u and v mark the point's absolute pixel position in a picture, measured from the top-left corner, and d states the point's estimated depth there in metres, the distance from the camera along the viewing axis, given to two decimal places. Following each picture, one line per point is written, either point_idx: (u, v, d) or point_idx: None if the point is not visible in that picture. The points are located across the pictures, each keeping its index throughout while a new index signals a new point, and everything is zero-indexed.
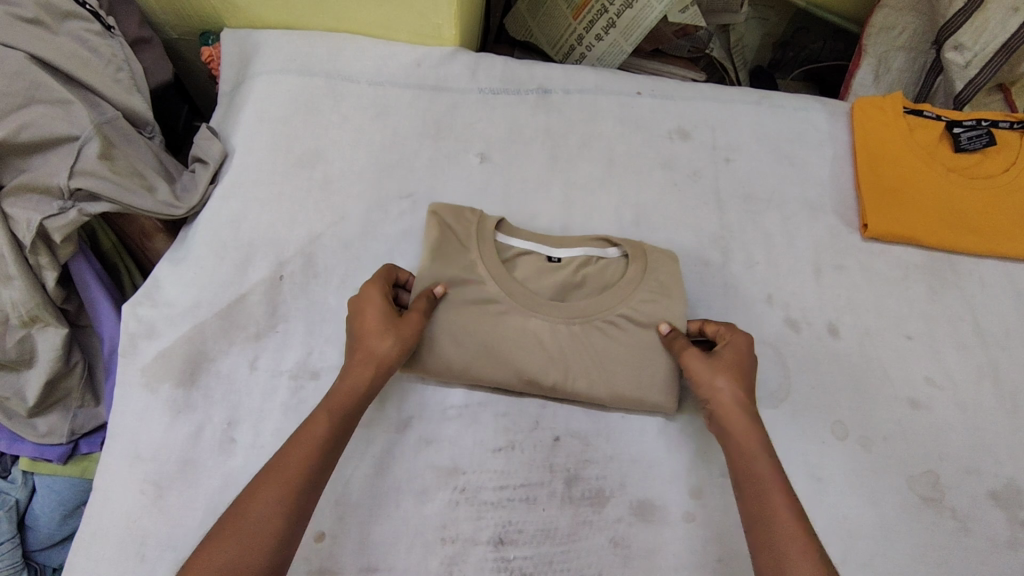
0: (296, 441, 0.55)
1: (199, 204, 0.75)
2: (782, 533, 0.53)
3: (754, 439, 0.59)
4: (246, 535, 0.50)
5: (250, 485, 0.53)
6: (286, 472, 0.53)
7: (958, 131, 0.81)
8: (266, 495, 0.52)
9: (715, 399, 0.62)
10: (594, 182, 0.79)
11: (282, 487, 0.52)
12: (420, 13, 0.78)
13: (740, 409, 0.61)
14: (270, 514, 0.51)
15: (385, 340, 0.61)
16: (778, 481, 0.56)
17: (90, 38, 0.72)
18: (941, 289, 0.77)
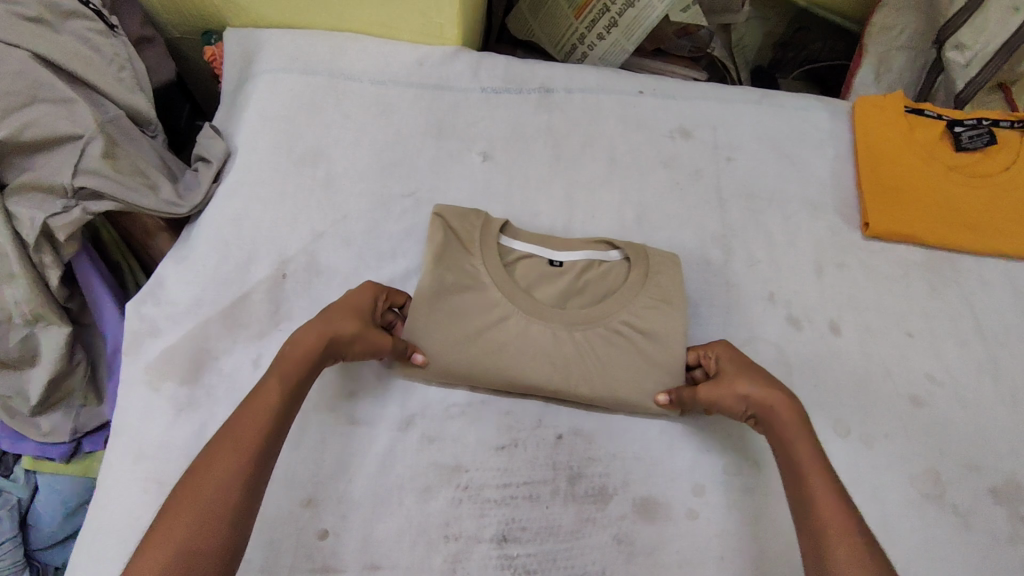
0: (249, 406, 0.55)
1: (202, 203, 0.74)
2: (829, 529, 0.52)
3: (793, 436, 0.58)
4: (201, 501, 0.49)
5: (202, 455, 0.53)
6: (242, 440, 0.53)
7: (958, 130, 0.81)
8: (221, 464, 0.51)
9: (752, 404, 0.61)
10: (596, 181, 0.79)
11: (237, 454, 0.52)
12: (422, 12, 0.78)
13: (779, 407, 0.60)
14: (230, 481, 0.51)
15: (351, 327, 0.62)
16: (823, 477, 0.55)
17: (93, 37, 0.73)
18: (943, 287, 0.77)
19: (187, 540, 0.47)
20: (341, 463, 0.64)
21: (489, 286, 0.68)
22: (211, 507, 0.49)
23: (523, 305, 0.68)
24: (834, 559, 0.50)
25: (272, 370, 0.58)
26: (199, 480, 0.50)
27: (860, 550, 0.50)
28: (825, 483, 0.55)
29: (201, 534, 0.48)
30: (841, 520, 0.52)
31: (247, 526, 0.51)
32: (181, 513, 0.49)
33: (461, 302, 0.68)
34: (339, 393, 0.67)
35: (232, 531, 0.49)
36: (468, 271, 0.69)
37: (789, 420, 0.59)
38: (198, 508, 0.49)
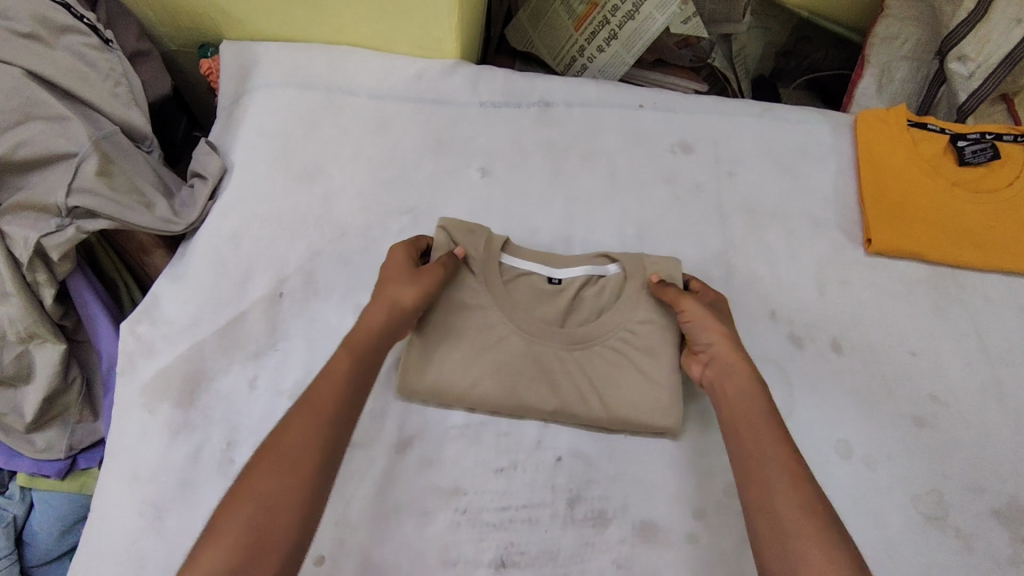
0: (299, 409, 0.55)
1: (198, 220, 0.74)
2: (777, 468, 0.54)
3: (743, 383, 0.61)
4: (257, 508, 0.49)
5: (253, 461, 0.52)
6: (297, 443, 0.52)
7: (962, 143, 0.80)
8: (271, 468, 0.51)
9: (715, 347, 0.64)
10: (596, 196, 0.78)
11: (289, 458, 0.51)
12: (421, 26, 0.77)
13: (734, 357, 0.63)
14: (305, 442, 0.52)
15: (406, 288, 0.63)
16: (771, 420, 0.58)
17: (86, 52, 0.72)
18: (946, 305, 0.77)
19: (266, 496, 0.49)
20: (337, 486, 0.63)
21: (487, 302, 0.68)
22: (269, 515, 0.49)
23: (523, 322, 0.67)
24: (781, 495, 0.53)
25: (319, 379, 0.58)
26: (256, 484, 0.50)
27: (808, 491, 0.53)
28: (774, 429, 0.57)
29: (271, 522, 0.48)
30: (788, 461, 0.55)
31: (324, 490, 0.52)
32: (238, 520, 0.48)
33: (458, 319, 0.67)
34: None
35: (308, 498, 0.50)
36: (463, 287, 0.68)
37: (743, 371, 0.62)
38: (255, 514, 0.48)
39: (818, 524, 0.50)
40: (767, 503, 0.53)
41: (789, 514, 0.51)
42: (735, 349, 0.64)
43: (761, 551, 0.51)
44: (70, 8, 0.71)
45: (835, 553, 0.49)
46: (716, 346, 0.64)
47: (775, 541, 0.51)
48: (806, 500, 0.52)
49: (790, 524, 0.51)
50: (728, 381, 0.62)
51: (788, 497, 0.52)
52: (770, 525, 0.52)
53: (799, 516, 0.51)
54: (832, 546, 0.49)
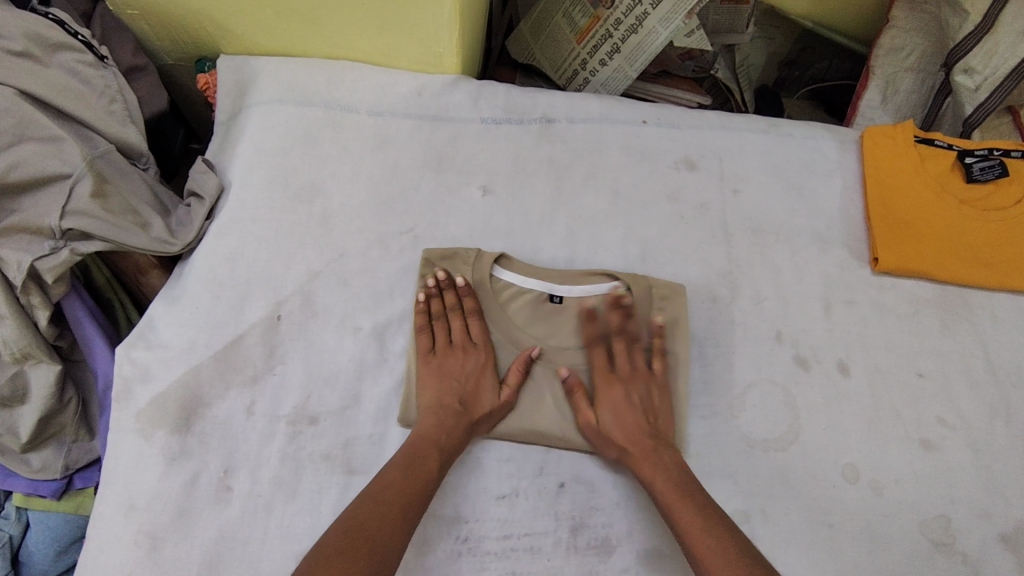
0: (405, 466, 0.58)
1: (195, 240, 0.72)
2: (698, 548, 0.55)
3: (652, 459, 0.62)
4: (372, 550, 0.52)
5: (362, 508, 0.55)
6: (402, 496, 0.56)
7: (969, 161, 0.79)
8: (377, 505, 0.55)
9: (617, 432, 0.64)
10: (598, 214, 0.77)
11: (405, 509, 0.56)
12: (422, 41, 0.76)
13: (639, 428, 0.64)
14: (414, 474, 0.58)
15: (456, 332, 0.67)
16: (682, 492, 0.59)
17: (81, 69, 0.71)
18: (953, 324, 0.76)
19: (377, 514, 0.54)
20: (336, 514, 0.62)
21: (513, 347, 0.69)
22: (379, 559, 0.52)
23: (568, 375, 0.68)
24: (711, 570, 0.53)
25: (425, 434, 0.61)
26: (370, 526, 0.53)
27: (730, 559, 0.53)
28: (692, 502, 0.58)
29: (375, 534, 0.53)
30: (705, 535, 0.55)
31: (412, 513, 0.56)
32: (356, 553, 0.51)
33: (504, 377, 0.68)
34: (335, 440, 0.64)
35: (400, 519, 0.55)
36: (496, 341, 0.69)
37: (650, 455, 0.62)
38: (373, 554, 0.51)
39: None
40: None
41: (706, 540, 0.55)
42: (639, 427, 0.64)
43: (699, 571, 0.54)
44: (63, 25, 0.71)
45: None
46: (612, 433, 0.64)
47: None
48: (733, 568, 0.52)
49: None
50: (637, 459, 0.62)
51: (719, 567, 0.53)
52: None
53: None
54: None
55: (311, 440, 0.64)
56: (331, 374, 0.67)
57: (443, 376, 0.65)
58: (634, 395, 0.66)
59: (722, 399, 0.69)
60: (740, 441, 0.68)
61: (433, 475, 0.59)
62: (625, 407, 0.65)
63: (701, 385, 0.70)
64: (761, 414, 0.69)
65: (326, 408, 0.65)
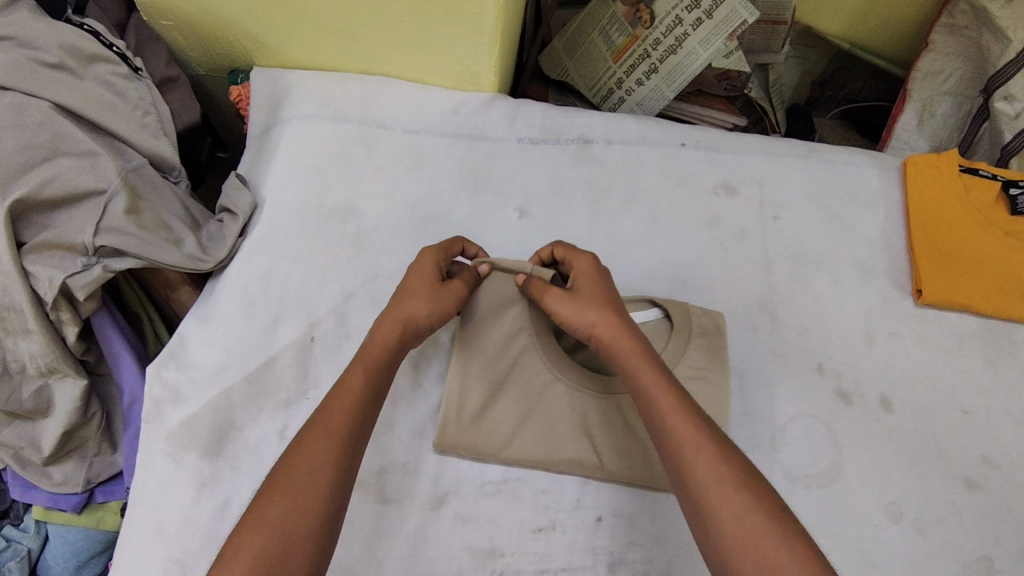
0: (333, 396, 0.54)
1: (227, 258, 0.71)
2: (699, 464, 0.48)
3: (632, 352, 0.56)
4: (293, 483, 0.48)
5: (292, 444, 0.51)
6: (331, 425, 0.52)
7: (1015, 192, 0.77)
8: (301, 439, 0.51)
9: (589, 328, 0.58)
10: (636, 239, 0.75)
11: (331, 441, 0.51)
12: (459, 59, 0.75)
13: (612, 321, 0.58)
14: (347, 404, 0.53)
15: (431, 262, 0.62)
16: (661, 382, 0.54)
17: (115, 81, 0.70)
18: (997, 359, 0.74)
19: (311, 446, 0.50)
20: (369, 545, 0.60)
21: None
22: (304, 491, 0.48)
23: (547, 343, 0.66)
24: (695, 469, 0.48)
25: (356, 360, 0.57)
26: (293, 462, 0.49)
27: (713, 455, 0.49)
28: (672, 393, 0.53)
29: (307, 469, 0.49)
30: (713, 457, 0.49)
31: (350, 443, 0.52)
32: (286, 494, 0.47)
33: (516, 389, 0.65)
34: (369, 468, 0.63)
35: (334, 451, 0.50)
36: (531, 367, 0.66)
37: (627, 343, 0.56)
38: (296, 486, 0.48)
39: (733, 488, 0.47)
40: (693, 474, 0.48)
41: (700, 461, 0.48)
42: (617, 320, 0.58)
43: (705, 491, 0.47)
44: (98, 36, 0.70)
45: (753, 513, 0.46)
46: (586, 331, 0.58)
47: (699, 523, 0.47)
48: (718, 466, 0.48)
49: (712, 499, 0.47)
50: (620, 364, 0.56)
51: (705, 463, 0.48)
52: (697, 508, 0.48)
53: (714, 486, 0.47)
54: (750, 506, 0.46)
55: None
56: None
57: (403, 284, 0.62)
58: (607, 293, 0.59)
59: (763, 432, 0.68)
60: (780, 477, 0.66)
61: (361, 398, 0.54)
62: (601, 304, 0.58)
63: (740, 418, 0.68)
64: (802, 449, 0.68)
65: None
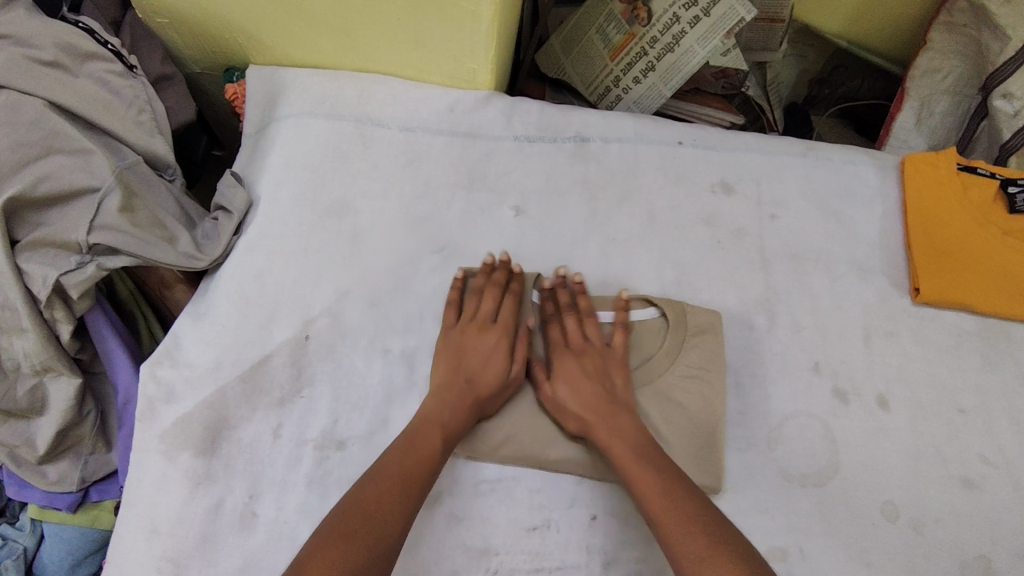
0: (410, 446, 0.57)
1: (222, 255, 0.70)
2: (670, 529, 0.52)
3: (607, 424, 0.60)
4: (370, 536, 0.50)
5: (363, 488, 0.53)
6: (406, 478, 0.55)
7: (1014, 190, 0.77)
8: (377, 489, 0.53)
9: (574, 399, 0.63)
10: (632, 238, 0.75)
11: (408, 494, 0.54)
12: (456, 57, 0.75)
13: (591, 393, 0.62)
14: (425, 463, 0.57)
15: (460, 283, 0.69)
16: (639, 457, 0.57)
17: (110, 79, 0.70)
18: (996, 359, 0.74)
19: (389, 498, 0.53)
20: None
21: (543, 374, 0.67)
22: (379, 539, 0.51)
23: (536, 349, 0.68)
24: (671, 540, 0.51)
25: (429, 410, 0.60)
26: (370, 512, 0.51)
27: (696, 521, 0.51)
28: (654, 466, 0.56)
29: (382, 517, 0.52)
30: (681, 520, 0.52)
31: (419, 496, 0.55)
32: (360, 539, 0.50)
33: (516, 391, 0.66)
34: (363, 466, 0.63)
35: (406, 503, 0.54)
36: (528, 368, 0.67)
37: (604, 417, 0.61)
38: (373, 538, 0.50)
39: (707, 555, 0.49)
40: (666, 545, 0.52)
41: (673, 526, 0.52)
42: (592, 389, 0.62)
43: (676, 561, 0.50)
44: (93, 34, 0.70)
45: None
46: (567, 402, 0.63)
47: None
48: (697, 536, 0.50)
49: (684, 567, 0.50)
50: (595, 428, 0.61)
51: (677, 534, 0.51)
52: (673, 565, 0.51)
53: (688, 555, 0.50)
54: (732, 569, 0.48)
55: (338, 466, 0.62)
56: (359, 397, 0.65)
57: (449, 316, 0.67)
58: (588, 366, 0.64)
59: (759, 431, 0.68)
60: (776, 476, 0.66)
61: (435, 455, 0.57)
62: (581, 378, 0.63)
63: (736, 416, 0.68)
64: (799, 449, 0.67)
65: (355, 432, 0.64)
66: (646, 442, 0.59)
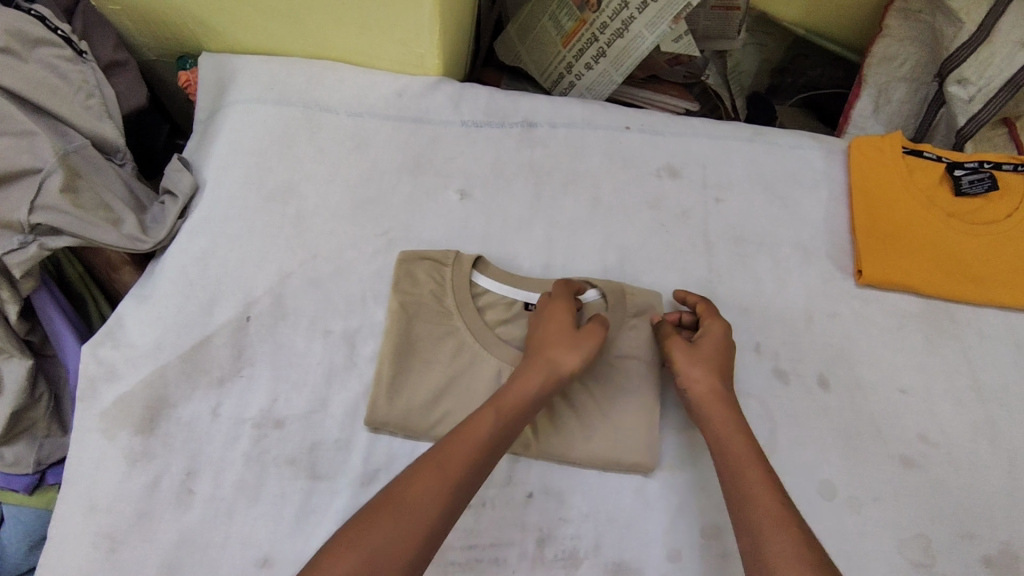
0: (462, 430, 0.55)
1: (167, 238, 0.72)
2: (769, 544, 0.50)
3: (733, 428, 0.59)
4: (403, 519, 0.49)
5: (409, 471, 0.52)
6: (452, 461, 0.53)
7: (959, 173, 0.78)
8: (426, 478, 0.51)
9: (694, 390, 0.63)
10: (577, 221, 0.75)
11: (448, 479, 0.52)
12: (403, 42, 0.76)
13: (722, 398, 0.61)
14: (479, 451, 0.54)
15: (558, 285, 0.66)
16: (755, 461, 0.56)
17: (60, 65, 0.71)
18: (939, 339, 0.74)
19: (434, 483, 0.51)
20: (298, 520, 0.61)
21: (485, 356, 0.65)
22: (413, 523, 0.49)
23: (478, 330, 0.66)
24: (770, 545, 0.50)
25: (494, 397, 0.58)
26: (404, 497, 0.50)
27: (796, 535, 0.50)
28: (763, 472, 0.55)
29: (419, 501, 0.50)
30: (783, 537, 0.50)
31: (469, 486, 0.53)
32: (387, 521, 0.49)
33: (454, 371, 0.65)
34: (301, 445, 0.63)
35: (453, 489, 0.52)
36: (468, 348, 0.66)
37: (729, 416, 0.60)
38: (396, 524, 0.49)
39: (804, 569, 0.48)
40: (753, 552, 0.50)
41: (771, 539, 0.50)
42: (721, 389, 0.62)
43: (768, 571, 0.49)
44: (45, 21, 0.70)
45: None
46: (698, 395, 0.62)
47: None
48: (793, 545, 0.49)
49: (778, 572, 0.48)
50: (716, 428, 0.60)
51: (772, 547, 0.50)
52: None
53: (785, 564, 0.48)
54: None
55: (276, 444, 0.63)
56: (298, 376, 0.66)
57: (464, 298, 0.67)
58: (722, 369, 0.63)
59: None
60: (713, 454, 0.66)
61: (489, 442, 0.55)
62: (711, 375, 0.63)
63: (673, 396, 0.69)
64: None
65: (293, 412, 0.64)
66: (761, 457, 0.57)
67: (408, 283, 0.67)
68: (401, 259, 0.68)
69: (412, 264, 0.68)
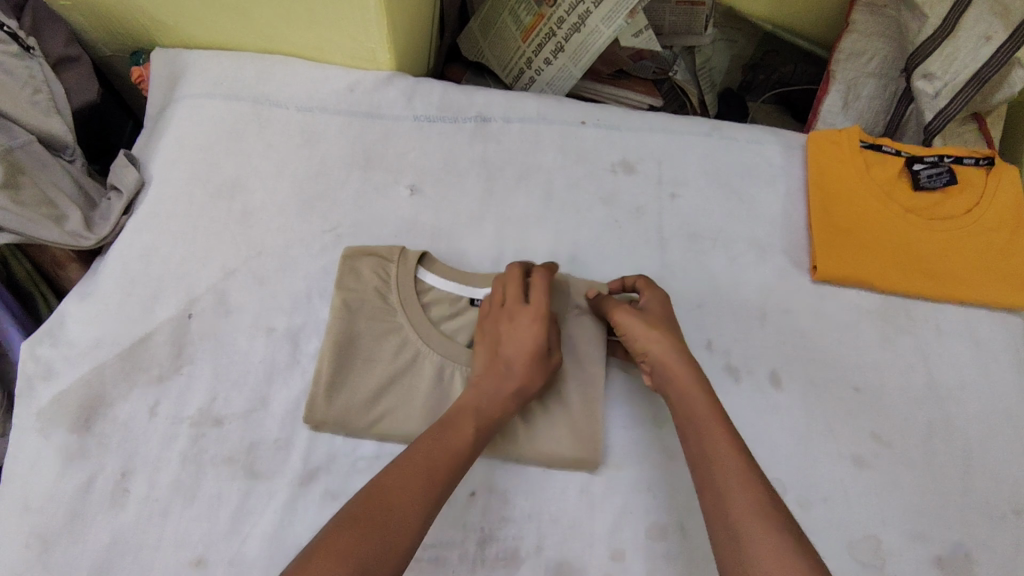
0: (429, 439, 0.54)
1: (110, 236, 0.71)
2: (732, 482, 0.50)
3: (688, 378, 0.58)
4: (383, 529, 0.48)
5: (379, 478, 0.51)
6: (425, 470, 0.52)
7: (918, 167, 0.77)
8: (397, 485, 0.50)
9: (654, 351, 0.61)
10: (528, 218, 0.74)
11: (424, 488, 0.51)
12: (353, 37, 0.74)
13: (680, 355, 0.60)
14: (447, 458, 0.54)
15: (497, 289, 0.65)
16: (709, 405, 0.56)
17: (4, 60, 0.68)
18: (895, 335, 0.73)
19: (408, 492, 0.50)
20: (234, 520, 0.60)
21: (427, 353, 0.64)
22: (392, 532, 0.48)
23: (420, 326, 0.65)
24: (725, 483, 0.50)
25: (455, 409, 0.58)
26: (381, 505, 0.49)
27: (750, 474, 0.51)
28: (716, 413, 0.55)
29: (394, 509, 0.49)
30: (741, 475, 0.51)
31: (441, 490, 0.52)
32: (367, 531, 0.47)
33: (395, 369, 0.64)
34: (239, 444, 0.62)
35: (426, 496, 0.51)
36: (409, 345, 0.65)
37: (685, 367, 0.59)
38: (378, 533, 0.47)
39: (757, 511, 0.48)
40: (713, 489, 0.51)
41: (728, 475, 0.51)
42: (676, 346, 0.60)
43: (727, 505, 0.49)
44: None
45: (778, 537, 0.47)
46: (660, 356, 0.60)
47: (719, 531, 0.49)
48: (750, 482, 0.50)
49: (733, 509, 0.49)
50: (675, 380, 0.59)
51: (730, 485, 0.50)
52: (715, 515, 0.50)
53: (742, 504, 0.49)
54: (780, 529, 0.47)
55: (213, 443, 0.62)
56: (239, 375, 0.65)
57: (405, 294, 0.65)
58: (673, 330, 0.62)
59: (645, 409, 0.67)
60: (661, 453, 0.65)
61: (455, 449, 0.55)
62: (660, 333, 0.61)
63: (621, 394, 0.68)
64: None
65: (232, 411, 0.63)
66: (715, 401, 0.57)
67: (352, 278, 0.66)
68: (347, 253, 0.67)
69: (356, 259, 0.66)
